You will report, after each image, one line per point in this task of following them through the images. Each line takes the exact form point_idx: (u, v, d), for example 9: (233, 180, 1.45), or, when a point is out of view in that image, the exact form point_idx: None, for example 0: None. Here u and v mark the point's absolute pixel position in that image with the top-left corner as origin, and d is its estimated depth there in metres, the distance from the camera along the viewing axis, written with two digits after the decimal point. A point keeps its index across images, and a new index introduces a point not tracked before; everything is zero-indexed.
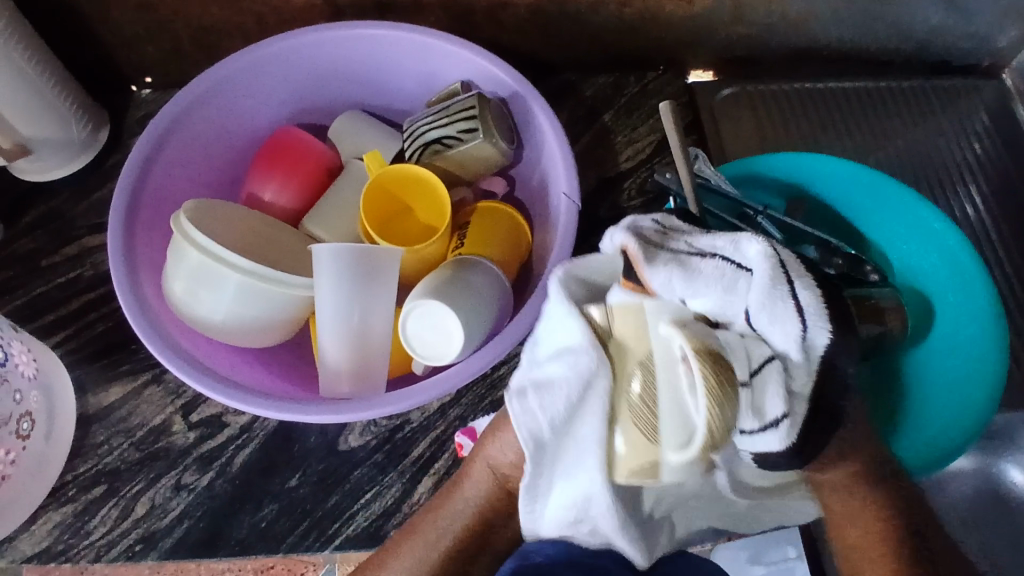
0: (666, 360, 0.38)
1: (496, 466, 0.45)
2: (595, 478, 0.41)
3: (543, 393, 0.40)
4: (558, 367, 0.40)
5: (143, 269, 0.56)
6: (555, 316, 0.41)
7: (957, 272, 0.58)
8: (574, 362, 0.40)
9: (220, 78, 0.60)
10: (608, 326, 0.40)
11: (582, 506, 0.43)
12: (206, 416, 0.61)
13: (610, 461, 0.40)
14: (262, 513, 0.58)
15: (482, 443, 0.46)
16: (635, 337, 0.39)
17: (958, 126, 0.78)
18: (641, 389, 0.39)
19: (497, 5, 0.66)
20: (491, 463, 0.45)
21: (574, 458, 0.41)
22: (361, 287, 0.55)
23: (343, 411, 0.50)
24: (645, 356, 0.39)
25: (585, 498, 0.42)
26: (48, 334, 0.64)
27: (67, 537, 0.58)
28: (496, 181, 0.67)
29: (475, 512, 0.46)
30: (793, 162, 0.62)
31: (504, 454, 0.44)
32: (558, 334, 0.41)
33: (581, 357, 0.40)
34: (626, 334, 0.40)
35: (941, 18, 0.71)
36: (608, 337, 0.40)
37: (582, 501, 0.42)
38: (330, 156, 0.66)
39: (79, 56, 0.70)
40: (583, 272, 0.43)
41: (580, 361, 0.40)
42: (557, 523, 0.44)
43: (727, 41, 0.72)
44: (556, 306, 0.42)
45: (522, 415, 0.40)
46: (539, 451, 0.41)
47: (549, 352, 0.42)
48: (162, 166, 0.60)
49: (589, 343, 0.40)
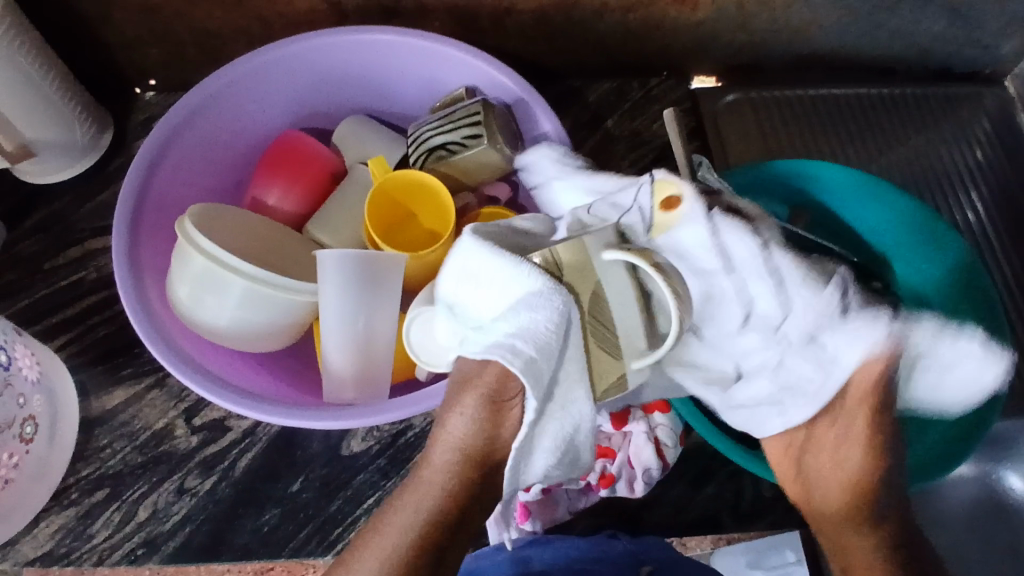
0: (613, 273, 0.46)
1: (461, 445, 0.46)
2: (575, 390, 0.46)
3: (527, 339, 0.43)
4: (531, 316, 0.44)
5: (147, 273, 0.56)
6: (493, 272, 0.45)
7: (959, 284, 0.58)
8: (542, 304, 0.43)
9: (225, 83, 0.60)
10: (554, 261, 0.46)
11: (564, 441, 0.46)
12: (208, 420, 0.61)
13: (593, 374, 0.46)
14: (265, 518, 0.58)
15: (439, 422, 0.47)
16: (583, 267, 0.46)
17: (960, 133, 0.78)
18: (591, 302, 0.45)
19: (502, 11, 0.66)
20: (454, 438, 0.46)
21: (568, 391, 0.45)
22: (365, 292, 0.55)
23: (348, 418, 0.50)
24: (598, 283, 0.46)
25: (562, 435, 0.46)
26: (51, 337, 0.64)
27: (69, 540, 0.58)
28: (501, 187, 0.67)
29: (442, 504, 0.45)
30: (803, 168, 0.61)
31: (465, 423, 0.46)
32: (500, 289, 0.45)
33: (534, 288, 0.44)
34: (576, 264, 0.45)
35: (944, 26, 0.71)
36: (559, 270, 0.45)
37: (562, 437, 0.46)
38: (334, 161, 0.66)
39: (83, 58, 0.70)
40: (488, 233, 0.47)
41: (538, 292, 0.44)
42: (541, 460, 0.46)
43: (731, 47, 0.72)
44: (483, 267, 0.45)
45: (515, 361, 0.43)
46: (534, 373, 0.43)
47: (496, 313, 0.45)
48: (166, 171, 0.60)
49: (540, 276, 0.44)
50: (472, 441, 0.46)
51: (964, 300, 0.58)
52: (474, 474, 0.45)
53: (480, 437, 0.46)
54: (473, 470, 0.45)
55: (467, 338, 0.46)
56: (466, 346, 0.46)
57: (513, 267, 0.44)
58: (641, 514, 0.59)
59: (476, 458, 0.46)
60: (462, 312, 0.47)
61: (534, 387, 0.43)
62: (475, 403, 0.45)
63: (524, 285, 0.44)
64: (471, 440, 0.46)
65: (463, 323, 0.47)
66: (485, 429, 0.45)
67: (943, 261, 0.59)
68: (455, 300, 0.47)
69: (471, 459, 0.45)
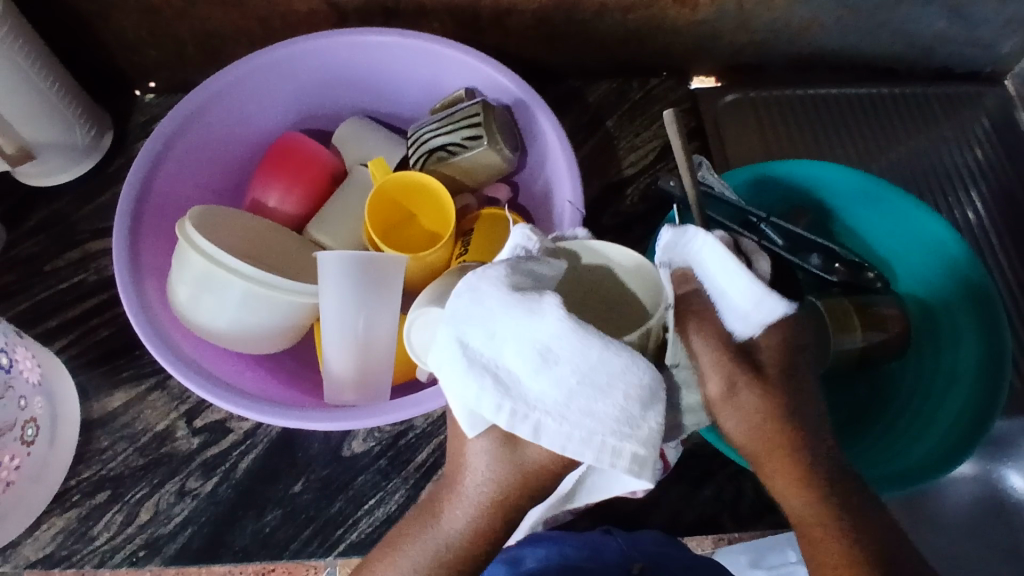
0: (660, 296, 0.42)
1: (482, 491, 0.41)
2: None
3: (636, 437, 0.36)
4: (637, 410, 0.36)
5: (148, 276, 0.56)
6: (582, 355, 0.35)
7: (960, 284, 0.58)
8: (646, 394, 0.36)
9: (224, 86, 0.60)
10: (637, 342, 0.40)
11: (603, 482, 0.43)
12: (210, 421, 0.61)
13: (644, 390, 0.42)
14: (266, 519, 0.58)
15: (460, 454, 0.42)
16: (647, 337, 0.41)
17: (961, 133, 0.78)
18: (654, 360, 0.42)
19: (502, 12, 0.66)
20: (474, 476, 0.41)
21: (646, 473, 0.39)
22: (365, 295, 0.55)
23: (349, 420, 0.50)
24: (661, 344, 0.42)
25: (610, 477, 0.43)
26: (52, 339, 0.64)
27: (71, 543, 0.58)
28: (501, 188, 0.67)
29: (460, 543, 0.42)
30: (790, 170, 0.61)
31: (489, 460, 0.40)
32: (589, 374, 0.35)
33: (643, 379, 0.36)
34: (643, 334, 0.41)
35: (945, 25, 0.71)
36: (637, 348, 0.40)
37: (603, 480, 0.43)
38: (334, 163, 0.66)
39: (82, 61, 0.70)
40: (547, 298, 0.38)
41: (649, 382, 0.36)
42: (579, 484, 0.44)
43: (732, 48, 0.72)
44: (576, 348, 0.35)
45: (626, 463, 0.36)
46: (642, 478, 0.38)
47: (590, 404, 0.36)
48: (165, 173, 0.60)
49: (646, 374, 0.36)
50: (499, 479, 0.40)
51: (965, 298, 0.58)
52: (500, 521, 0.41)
53: (503, 488, 0.41)
54: (501, 514, 0.41)
55: (545, 430, 0.36)
56: (550, 440, 0.36)
57: (620, 358, 0.36)
58: (640, 515, 0.60)
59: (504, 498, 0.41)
60: (520, 386, 0.36)
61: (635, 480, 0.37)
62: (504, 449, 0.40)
63: (632, 376, 0.36)
64: (497, 488, 0.41)
65: (528, 410, 0.36)
66: (513, 474, 0.40)
67: (944, 259, 0.59)
68: (508, 365, 0.37)
69: (496, 507, 0.41)
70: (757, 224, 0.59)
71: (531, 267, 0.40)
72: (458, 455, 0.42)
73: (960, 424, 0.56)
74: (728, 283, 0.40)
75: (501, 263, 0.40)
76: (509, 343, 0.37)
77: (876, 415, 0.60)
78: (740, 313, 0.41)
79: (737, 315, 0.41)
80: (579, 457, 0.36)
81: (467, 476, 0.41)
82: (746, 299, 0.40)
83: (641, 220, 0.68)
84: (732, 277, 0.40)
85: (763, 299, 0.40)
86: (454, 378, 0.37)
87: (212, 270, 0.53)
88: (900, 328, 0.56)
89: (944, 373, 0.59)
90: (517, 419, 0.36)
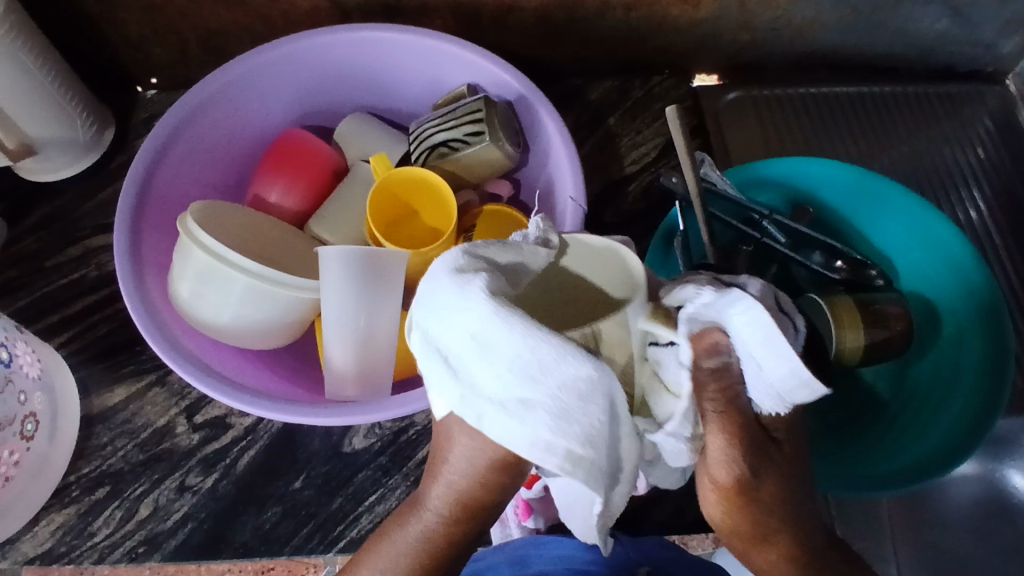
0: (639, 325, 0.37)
1: (455, 488, 0.40)
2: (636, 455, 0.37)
3: (573, 434, 0.33)
4: (572, 404, 0.33)
5: (149, 270, 0.56)
6: (511, 343, 0.33)
7: (962, 284, 0.58)
8: (585, 388, 0.33)
9: (227, 81, 0.60)
10: (593, 334, 0.37)
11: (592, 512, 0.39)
12: (210, 417, 0.61)
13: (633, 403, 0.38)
14: (266, 515, 0.58)
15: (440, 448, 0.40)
16: (622, 340, 0.37)
17: (962, 132, 0.78)
18: (625, 371, 0.38)
19: (503, 9, 0.66)
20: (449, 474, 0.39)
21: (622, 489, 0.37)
22: (367, 289, 0.55)
23: (348, 415, 0.50)
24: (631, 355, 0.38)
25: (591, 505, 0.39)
26: (52, 334, 0.64)
27: (70, 539, 0.58)
28: (502, 184, 0.67)
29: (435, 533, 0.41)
30: (791, 167, 0.61)
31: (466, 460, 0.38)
32: (520, 365, 0.33)
33: (583, 373, 0.33)
34: (618, 339, 0.37)
35: (946, 25, 0.72)
36: (599, 347, 0.37)
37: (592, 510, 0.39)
38: (336, 158, 0.66)
39: (85, 58, 0.70)
40: (496, 283, 0.37)
41: (589, 377, 0.33)
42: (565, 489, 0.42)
43: (733, 46, 0.72)
44: (501, 334, 0.34)
45: (560, 459, 0.33)
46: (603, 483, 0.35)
47: (524, 395, 0.34)
48: (169, 167, 0.60)
49: (584, 371, 0.33)
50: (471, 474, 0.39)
51: (966, 300, 0.58)
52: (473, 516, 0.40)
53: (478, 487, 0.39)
54: (475, 514, 0.40)
55: (486, 418, 0.35)
56: (489, 428, 0.35)
57: (551, 346, 0.33)
58: (641, 513, 0.59)
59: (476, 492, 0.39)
60: (466, 370, 0.35)
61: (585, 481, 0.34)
62: (475, 449, 0.38)
63: (567, 371, 0.33)
64: (470, 487, 0.39)
65: (472, 396, 0.35)
66: (487, 472, 0.38)
67: (946, 259, 0.59)
68: (453, 349, 0.36)
69: (469, 502, 0.40)
70: (759, 221, 0.60)
71: (515, 246, 0.40)
72: (439, 449, 0.40)
73: (961, 422, 0.56)
74: (765, 359, 0.33)
75: (462, 247, 0.39)
76: (451, 325, 0.36)
77: (878, 421, 0.60)
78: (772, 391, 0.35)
79: (769, 390, 0.35)
80: (518, 449, 0.34)
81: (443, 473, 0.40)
82: (783, 380, 0.34)
83: (643, 217, 0.68)
84: (771, 355, 0.33)
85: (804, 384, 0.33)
86: (420, 357, 0.38)
87: (190, 264, 0.53)
88: (903, 325, 0.56)
89: (946, 375, 0.58)
90: (463, 405, 0.35)
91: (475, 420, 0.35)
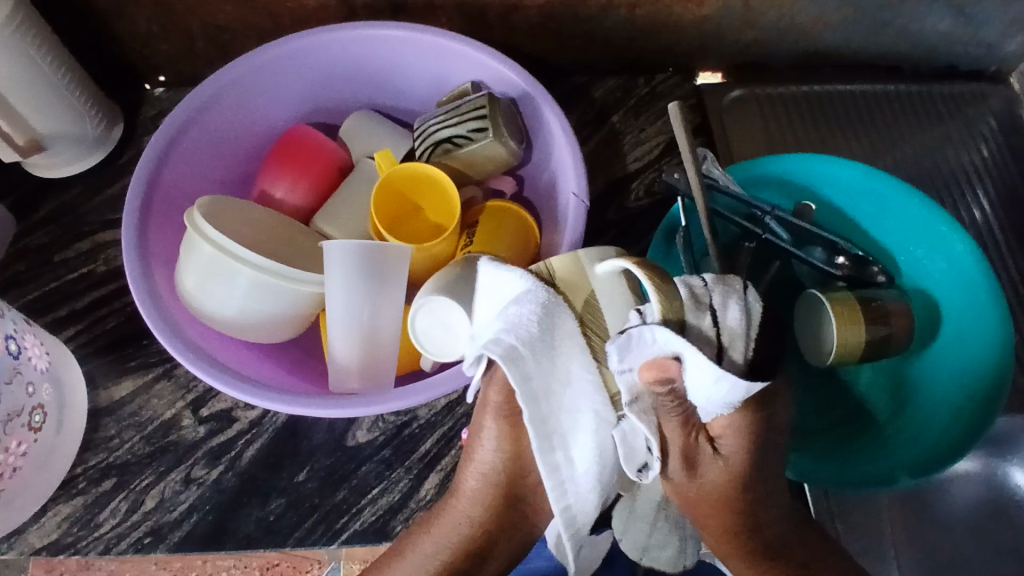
0: (608, 283, 0.43)
1: (487, 475, 0.44)
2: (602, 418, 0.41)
3: (512, 331, 0.39)
4: (515, 310, 0.40)
5: (156, 263, 0.57)
6: (490, 282, 0.43)
7: (965, 280, 0.58)
8: (528, 298, 0.40)
9: (237, 76, 0.61)
10: (547, 269, 0.43)
11: (570, 514, 0.41)
12: (216, 410, 0.62)
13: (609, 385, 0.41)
14: (270, 507, 0.59)
15: (471, 445, 0.45)
16: (577, 277, 0.43)
17: (967, 132, 0.78)
18: (585, 308, 0.42)
19: (508, 8, 0.66)
20: (480, 465, 0.44)
21: (580, 455, 0.41)
22: (368, 283, 0.56)
23: (351, 407, 0.50)
24: (593, 291, 0.42)
25: (573, 507, 0.41)
26: (61, 328, 0.65)
27: (76, 529, 0.59)
28: (505, 180, 0.68)
29: (468, 529, 0.45)
30: (792, 164, 0.62)
31: (494, 453, 0.44)
32: (496, 297, 0.42)
33: (529, 288, 0.41)
34: (571, 274, 0.43)
35: (949, 24, 0.72)
36: (553, 280, 0.42)
37: (572, 512, 0.41)
38: (341, 154, 0.66)
39: (93, 54, 0.71)
40: None
41: (530, 287, 0.41)
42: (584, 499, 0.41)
43: (737, 45, 0.73)
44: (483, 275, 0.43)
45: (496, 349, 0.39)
46: (531, 387, 0.39)
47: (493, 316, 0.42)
48: (177, 161, 0.60)
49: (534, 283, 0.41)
50: (503, 472, 0.43)
51: (967, 296, 0.58)
52: (499, 505, 0.44)
53: (509, 470, 0.44)
54: (502, 503, 0.44)
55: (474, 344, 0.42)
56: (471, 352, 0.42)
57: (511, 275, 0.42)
58: None
59: (504, 489, 0.44)
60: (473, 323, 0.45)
61: (513, 374, 0.39)
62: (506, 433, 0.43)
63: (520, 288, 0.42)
64: (500, 473, 0.44)
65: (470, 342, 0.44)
66: (515, 458, 0.43)
67: (947, 254, 0.59)
68: None
69: (498, 489, 0.44)
70: (761, 217, 0.60)
71: None
72: (471, 446, 0.45)
73: (962, 419, 0.56)
74: (696, 373, 0.37)
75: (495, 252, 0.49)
76: None
77: (882, 418, 0.60)
78: (708, 396, 0.38)
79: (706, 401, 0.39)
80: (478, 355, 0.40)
81: (474, 460, 0.45)
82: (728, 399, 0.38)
83: (646, 215, 0.68)
84: (700, 369, 0.37)
85: (723, 382, 0.37)
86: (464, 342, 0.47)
87: (195, 257, 0.54)
88: (904, 321, 0.56)
89: (946, 375, 0.58)
90: None
91: (476, 363, 0.42)
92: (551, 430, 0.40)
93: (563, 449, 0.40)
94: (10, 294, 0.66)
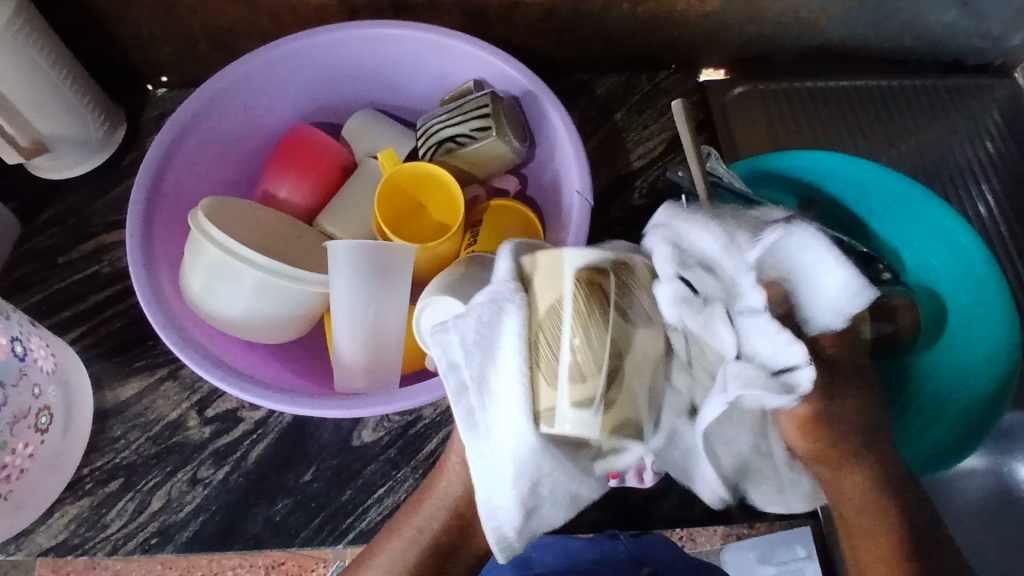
0: (570, 294, 0.40)
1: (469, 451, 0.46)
2: (522, 427, 0.40)
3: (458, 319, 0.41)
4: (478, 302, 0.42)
5: (162, 265, 0.57)
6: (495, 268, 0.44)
7: (972, 277, 0.58)
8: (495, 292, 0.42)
9: (240, 77, 0.61)
10: (532, 266, 0.43)
11: (489, 512, 0.41)
12: (221, 410, 0.62)
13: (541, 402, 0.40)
14: (276, 507, 0.59)
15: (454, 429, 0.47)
16: (551, 278, 0.41)
17: (971, 125, 0.78)
18: (541, 314, 0.41)
19: (510, 6, 0.66)
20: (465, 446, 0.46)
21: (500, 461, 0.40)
22: (375, 284, 0.56)
23: (357, 406, 0.50)
24: (551, 300, 0.40)
25: (488, 506, 0.41)
26: (67, 329, 0.65)
27: (84, 530, 0.59)
28: (509, 179, 0.67)
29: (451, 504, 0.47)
30: (801, 160, 0.61)
31: None
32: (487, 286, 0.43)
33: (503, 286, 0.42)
34: (544, 280, 0.41)
35: (954, 17, 0.71)
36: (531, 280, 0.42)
37: (489, 511, 0.41)
38: (345, 154, 0.66)
39: (97, 57, 0.71)
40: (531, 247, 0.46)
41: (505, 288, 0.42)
42: (504, 506, 0.41)
43: (740, 40, 0.72)
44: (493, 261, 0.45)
45: (439, 334, 0.41)
46: (456, 371, 0.41)
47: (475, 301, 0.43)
48: (180, 162, 0.60)
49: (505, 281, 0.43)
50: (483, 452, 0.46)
51: (974, 292, 0.58)
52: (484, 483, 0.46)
53: None
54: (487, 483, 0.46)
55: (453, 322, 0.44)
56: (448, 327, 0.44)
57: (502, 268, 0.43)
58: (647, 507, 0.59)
59: None
60: None
61: (439, 360, 0.41)
62: None
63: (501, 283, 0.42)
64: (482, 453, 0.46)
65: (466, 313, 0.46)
66: None
67: (953, 252, 0.59)
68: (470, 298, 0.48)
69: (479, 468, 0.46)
70: None
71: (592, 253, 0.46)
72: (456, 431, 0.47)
73: (995, 366, 0.56)
74: (828, 283, 0.41)
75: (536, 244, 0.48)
76: None
77: (891, 410, 0.59)
78: (836, 303, 0.41)
79: (833, 311, 0.42)
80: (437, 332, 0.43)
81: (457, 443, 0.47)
82: (844, 292, 0.41)
83: (650, 212, 0.68)
84: (833, 275, 0.41)
85: (858, 293, 0.41)
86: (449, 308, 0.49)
87: (201, 259, 0.54)
88: (910, 319, 0.56)
89: (953, 369, 0.58)
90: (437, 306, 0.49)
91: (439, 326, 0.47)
92: (472, 424, 0.41)
93: (482, 445, 0.41)
94: (17, 296, 0.66)
